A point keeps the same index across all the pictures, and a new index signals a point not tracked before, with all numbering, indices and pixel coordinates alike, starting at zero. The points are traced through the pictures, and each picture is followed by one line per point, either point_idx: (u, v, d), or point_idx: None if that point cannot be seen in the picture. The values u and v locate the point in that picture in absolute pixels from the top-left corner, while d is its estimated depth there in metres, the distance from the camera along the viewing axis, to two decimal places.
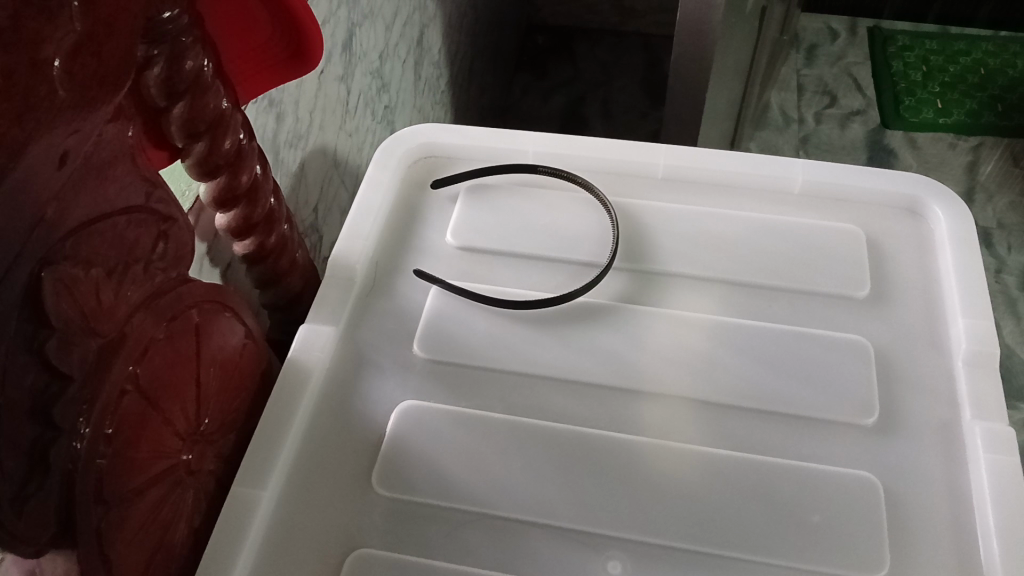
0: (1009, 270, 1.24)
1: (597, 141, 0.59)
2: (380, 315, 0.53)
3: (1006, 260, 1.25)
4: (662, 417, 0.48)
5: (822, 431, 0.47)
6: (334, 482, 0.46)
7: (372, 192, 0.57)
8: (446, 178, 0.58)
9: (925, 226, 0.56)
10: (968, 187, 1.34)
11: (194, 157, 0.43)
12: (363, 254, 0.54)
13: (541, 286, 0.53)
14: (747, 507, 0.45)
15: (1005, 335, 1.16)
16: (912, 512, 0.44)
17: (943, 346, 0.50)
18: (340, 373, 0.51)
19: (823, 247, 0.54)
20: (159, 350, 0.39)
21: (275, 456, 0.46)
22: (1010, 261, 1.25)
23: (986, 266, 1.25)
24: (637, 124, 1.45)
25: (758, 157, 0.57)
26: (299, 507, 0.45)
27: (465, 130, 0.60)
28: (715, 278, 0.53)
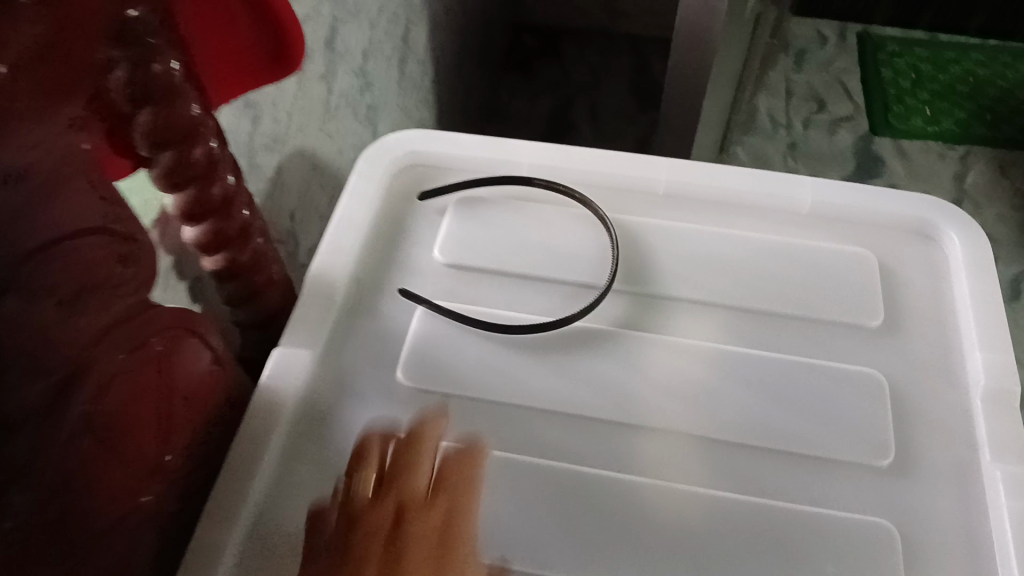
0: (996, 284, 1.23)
1: (595, 154, 0.55)
2: (362, 338, 0.49)
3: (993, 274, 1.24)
4: (664, 455, 0.45)
5: (833, 473, 0.44)
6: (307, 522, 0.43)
7: (353, 203, 0.53)
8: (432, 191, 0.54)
9: (938, 250, 0.53)
10: (956, 198, 1.33)
11: (162, 167, 0.39)
12: (344, 272, 0.50)
13: (535, 309, 0.50)
14: (756, 555, 0.42)
15: None
16: (931, 562, 0.42)
17: (959, 380, 0.47)
18: (317, 401, 0.47)
19: (833, 272, 0.51)
20: (120, 385, 0.35)
21: (243, 494, 0.43)
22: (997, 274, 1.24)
23: None
24: (624, 127, 1.42)
25: (764, 175, 0.54)
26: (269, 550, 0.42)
27: (453, 138, 0.56)
28: (719, 304, 0.50)
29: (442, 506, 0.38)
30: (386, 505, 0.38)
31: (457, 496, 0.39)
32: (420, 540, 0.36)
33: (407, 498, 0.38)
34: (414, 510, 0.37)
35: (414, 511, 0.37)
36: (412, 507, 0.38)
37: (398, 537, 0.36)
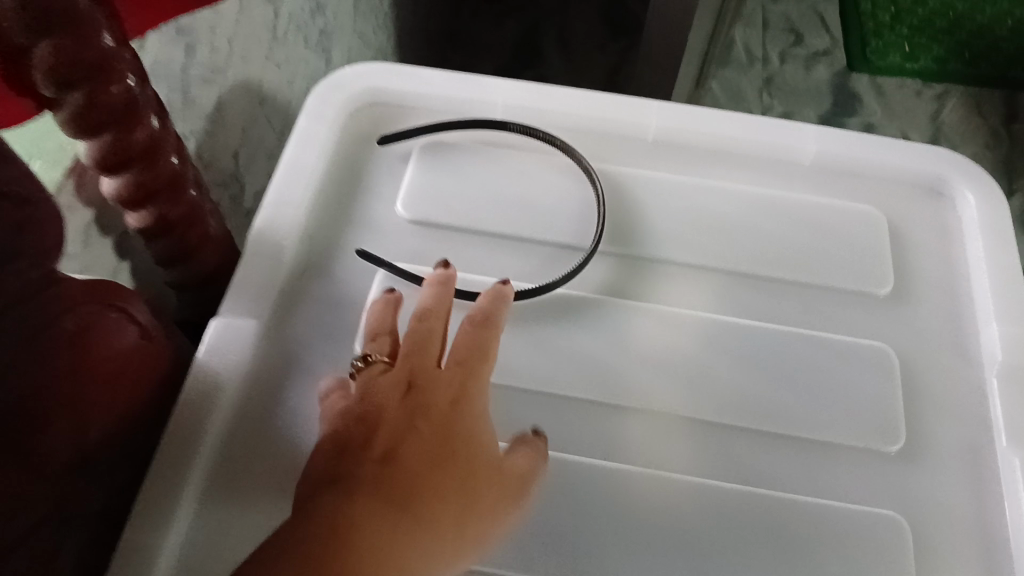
0: None
1: (578, 95, 0.49)
2: (314, 305, 0.43)
3: None
4: (654, 439, 0.41)
5: (838, 458, 0.40)
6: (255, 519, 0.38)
7: (304, 149, 0.46)
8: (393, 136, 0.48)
9: (950, 210, 0.48)
10: None
11: (68, 109, 0.33)
12: (293, 228, 0.44)
13: (511, 273, 0.44)
14: (754, 552, 0.38)
15: None
16: (942, 558, 0.38)
17: (973, 355, 0.43)
18: (264, 378, 0.41)
19: (839, 233, 0.46)
20: (10, 372, 0.30)
21: (179, 488, 0.37)
22: None
23: None
24: None
25: (765, 122, 0.49)
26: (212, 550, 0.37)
27: (418, 74, 0.50)
28: (715, 268, 0.45)
29: (454, 388, 0.37)
30: (397, 386, 0.36)
31: (471, 374, 0.37)
32: (428, 430, 0.35)
33: (417, 378, 0.37)
34: (424, 395, 0.36)
35: (424, 396, 0.36)
36: (423, 390, 0.36)
37: (405, 427, 0.35)
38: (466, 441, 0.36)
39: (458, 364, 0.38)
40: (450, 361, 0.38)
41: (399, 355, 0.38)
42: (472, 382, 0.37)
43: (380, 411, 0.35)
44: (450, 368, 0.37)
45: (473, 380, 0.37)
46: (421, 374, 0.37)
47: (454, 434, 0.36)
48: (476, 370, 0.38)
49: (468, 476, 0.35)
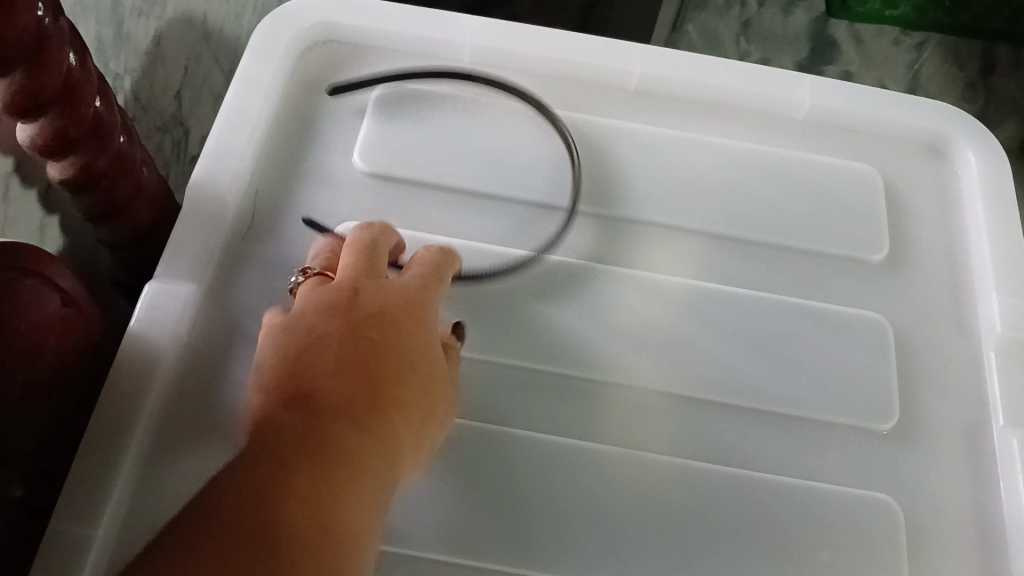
0: None
1: (555, 37, 0.45)
2: (261, 269, 0.39)
3: None
4: (633, 418, 0.38)
5: (829, 438, 0.38)
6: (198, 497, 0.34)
7: (250, 91, 0.42)
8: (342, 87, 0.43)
9: (949, 171, 0.45)
10: None
11: None
12: (236, 182, 0.40)
13: (479, 235, 0.41)
14: (738, 539, 0.36)
15: None
16: (935, 546, 0.36)
17: (971, 328, 0.41)
18: (205, 349, 0.37)
19: (832, 193, 0.43)
20: None
21: (110, 468, 0.34)
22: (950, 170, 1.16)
23: None
24: None
25: (756, 71, 0.45)
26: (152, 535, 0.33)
27: (379, 9, 0.45)
28: (699, 232, 0.42)
29: (406, 299, 0.35)
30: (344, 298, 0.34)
31: (427, 290, 0.36)
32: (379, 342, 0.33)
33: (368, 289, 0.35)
34: (374, 306, 0.34)
35: (376, 309, 0.34)
36: (371, 299, 0.34)
37: (352, 343, 0.33)
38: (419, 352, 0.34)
39: (412, 279, 0.36)
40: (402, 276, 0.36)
41: (342, 271, 0.36)
42: (426, 298, 0.36)
43: (326, 323, 0.33)
44: (402, 281, 0.36)
45: (428, 295, 0.36)
46: (371, 287, 0.35)
47: (406, 345, 0.34)
48: (431, 288, 0.36)
49: (423, 378, 0.34)
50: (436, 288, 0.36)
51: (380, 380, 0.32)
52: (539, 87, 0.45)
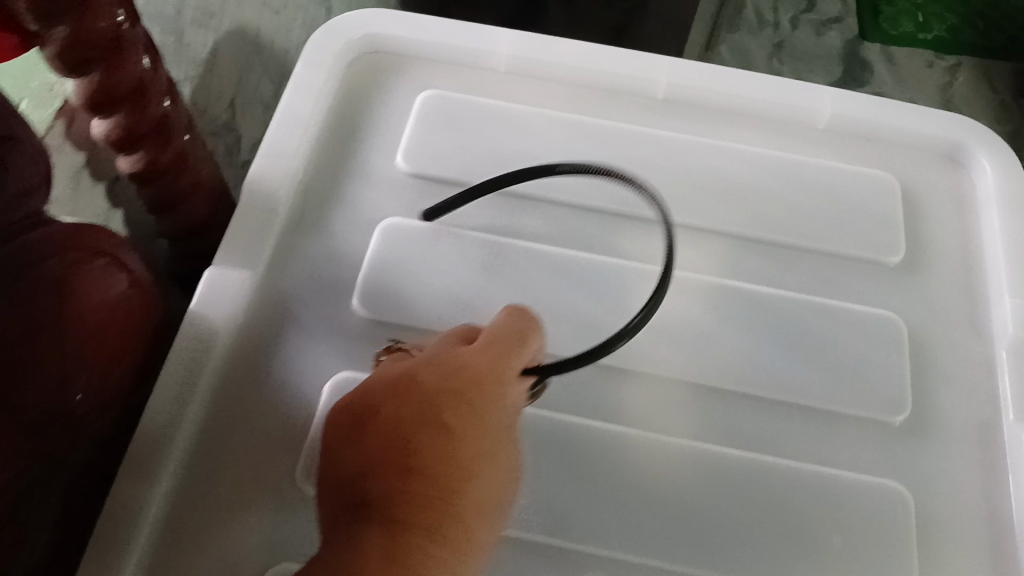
0: None
1: (587, 48, 0.47)
2: (309, 259, 0.42)
3: None
4: (654, 405, 0.40)
5: (843, 429, 0.40)
6: (242, 504, 0.36)
7: (302, 94, 0.45)
8: (439, 207, 0.42)
9: (966, 179, 0.47)
10: None
11: (54, 42, 0.31)
12: (288, 178, 0.43)
13: (511, 232, 0.43)
14: (752, 521, 0.37)
15: None
16: (942, 535, 0.38)
17: (984, 328, 0.42)
18: (256, 332, 0.40)
19: (850, 198, 0.45)
20: None
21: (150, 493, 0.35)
22: None
23: None
24: None
25: (779, 82, 0.47)
26: (201, 525, 0.36)
27: (422, 21, 0.48)
28: (720, 233, 0.44)
29: (481, 372, 0.33)
30: (416, 375, 0.33)
31: (505, 362, 0.34)
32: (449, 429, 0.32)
33: (446, 366, 0.33)
34: (448, 385, 0.33)
35: (450, 389, 0.33)
36: (445, 372, 0.33)
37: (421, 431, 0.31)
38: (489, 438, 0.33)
39: (491, 346, 0.34)
40: (477, 343, 0.35)
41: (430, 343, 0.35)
42: (504, 373, 0.34)
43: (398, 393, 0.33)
44: (477, 351, 0.34)
45: (506, 371, 0.34)
46: (446, 362, 0.34)
47: (476, 430, 0.32)
48: (507, 358, 0.34)
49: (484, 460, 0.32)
50: (515, 361, 0.34)
51: (447, 473, 0.31)
52: (570, 95, 0.47)
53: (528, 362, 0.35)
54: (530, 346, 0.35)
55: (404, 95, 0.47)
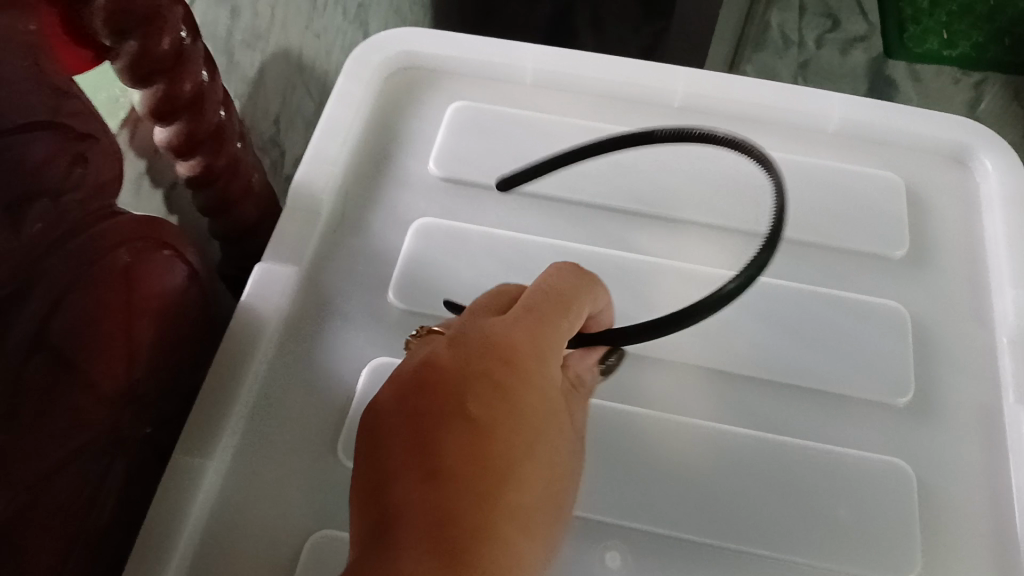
0: None
1: (607, 61, 0.51)
2: (349, 256, 0.45)
3: None
4: (670, 388, 0.42)
5: (852, 411, 0.42)
6: (289, 476, 0.40)
7: (343, 106, 0.49)
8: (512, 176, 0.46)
9: (971, 179, 0.49)
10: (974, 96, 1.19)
11: (125, 57, 0.35)
12: (331, 182, 0.46)
13: (536, 229, 0.46)
14: (764, 495, 0.39)
15: None
16: (948, 510, 0.40)
17: (987, 318, 0.44)
18: (301, 322, 0.44)
19: (859, 197, 0.47)
20: (76, 300, 0.32)
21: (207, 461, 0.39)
22: None
23: None
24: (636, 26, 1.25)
25: (789, 90, 0.50)
26: (252, 494, 0.39)
27: (453, 40, 0.52)
28: (732, 230, 0.46)
29: (517, 339, 0.35)
30: (457, 344, 0.34)
31: (537, 332, 0.35)
32: (479, 406, 0.33)
33: (472, 343, 0.34)
34: (477, 360, 0.34)
35: (478, 362, 0.34)
36: (484, 340, 0.34)
37: (448, 408, 0.32)
38: (527, 408, 0.34)
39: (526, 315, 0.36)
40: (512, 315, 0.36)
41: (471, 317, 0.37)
42: (536, 341, 0.35)
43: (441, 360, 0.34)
44: (512, 322, 0.36)
45: (538, 339, 0.35)
46: (476, 336, 0.35)
47: (518, 392, 0.33)
48: (543, 328, 0.36)
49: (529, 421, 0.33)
50: (547, 329, 0.36)
51: (494, 431, 0.32)
52: (592, 104, 0.51)
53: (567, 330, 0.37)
54: (567, 319, 0.37)
55: (436, 106, 0.51)
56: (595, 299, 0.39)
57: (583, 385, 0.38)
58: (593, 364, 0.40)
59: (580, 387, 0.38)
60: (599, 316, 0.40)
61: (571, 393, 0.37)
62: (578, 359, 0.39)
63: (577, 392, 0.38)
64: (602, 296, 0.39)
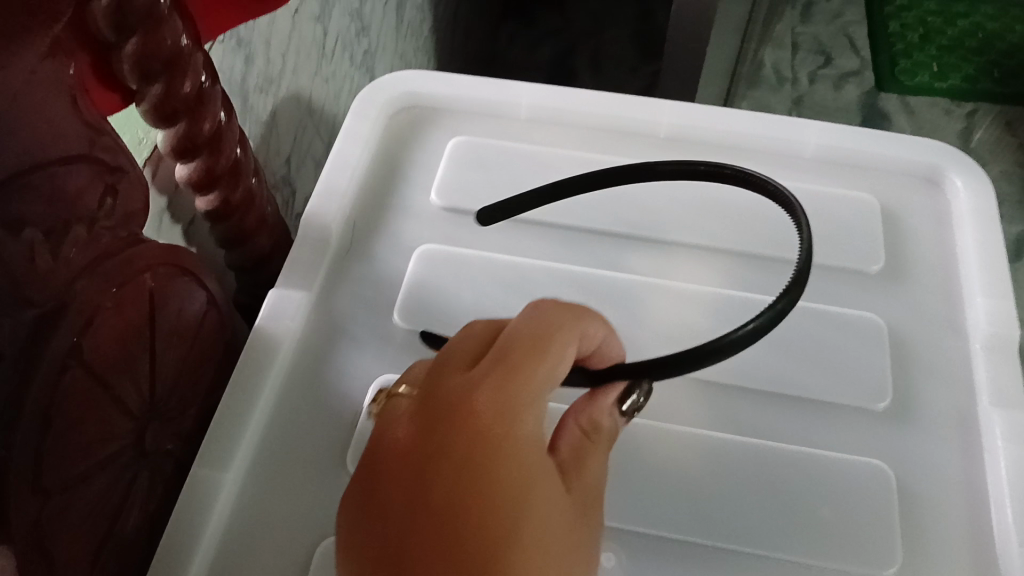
0: None
1: (596, 96, 0.54)
2: (357, 282, 0.48)
3: None
4: (661, 398, 0.44)
5: (834, 417, 0.44)
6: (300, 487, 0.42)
7: (351, 144, 0.52)
8: (489, 211, 0.48)
9: (943, 198, 0.52)
10: (965, 126, 1.22)
11: (150, 100, 0.39)
12: (339, 213, 0.50)
13: (532, 253, 0.49)
14: (751, 497, 0.41)
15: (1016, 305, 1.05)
16: (926, 508, 0.42)
17: (962, 327, 0.47)
18: (312, 344, 0.46)
19: (837, 217, 0.50)
20: (107, 319, 0.35)
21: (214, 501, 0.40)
22: None
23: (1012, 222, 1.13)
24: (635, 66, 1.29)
25: (769, 119, 0.53)
26: (265, 504, 0.41)
27: (453, 80, 0.55)
28: (716, 250, 0.49)
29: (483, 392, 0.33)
30: (430, 403, 0.33)
31: (503, 383, 0.33)
32: (451, 477, 0.31)
33: (435, 408, 0.33)
34: (440, 427, 0.32)
35: (442, 434, 0.32)
36: (451, 397, 0.33)
37: (421, 484, 0.32)
38: (506, 471, 0.31)
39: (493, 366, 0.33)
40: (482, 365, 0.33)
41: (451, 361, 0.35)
42: (503, 396, 0.32)
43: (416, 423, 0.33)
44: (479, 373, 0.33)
45: (505, 392, 0.32)
46: (443, 394, 0.33)
47: (496, 445, 0.32)
48: (512, 375, 0.33)
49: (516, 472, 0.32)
50: (516, 379, 0.33)
51: (477, 489, 0.31)
52: (584, 137, 0.54)
53: (545, 371, 0.33)
54: (542, 359, 0.33)
55: (438, 142, 0.54)
56: (580, 331, 0.35)
57: (600, 431, 0.36)
58: (611, 405, 0.37)
59: (597, 435, 0.36)
60: (604, 345, 0.36)
61: (584, 444, 0.35)
62: (593, 402, 0.37)
63: (592, 440, 0.36)
64: (590, 324, 0.35)
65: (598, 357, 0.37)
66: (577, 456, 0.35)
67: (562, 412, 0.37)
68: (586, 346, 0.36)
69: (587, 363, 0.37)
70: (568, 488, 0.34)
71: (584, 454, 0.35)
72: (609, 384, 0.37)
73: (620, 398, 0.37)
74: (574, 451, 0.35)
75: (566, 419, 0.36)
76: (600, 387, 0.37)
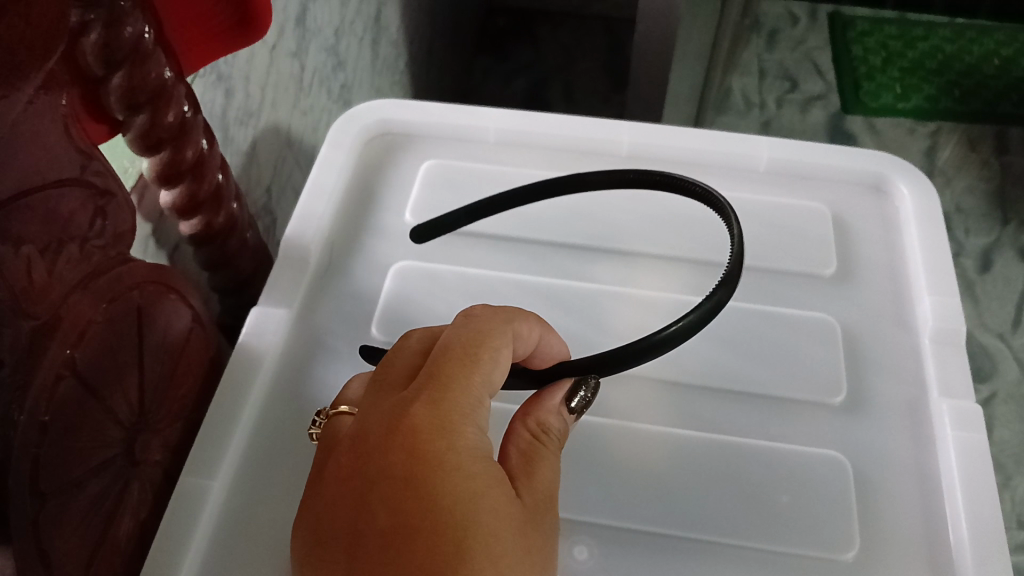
0: (1002, 244, 1.15)
1: (560, 119, 0.57)
2: (336, 298, 0.51)
3: (999, 237, 1.16)
4: (628, 399, 0.47)
5: (792, 411, 0.46)
6: (284, 493, 0.44)
7: (327, 170, 0.55)
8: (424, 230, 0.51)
9: (890, 204, 0.55)
10: (929, 145, 1.26)
11: (136, 129, 0.41)
12: (318, 234, 0.52)
13: (503, 267, 0.52)
14: (716, 489, 0.44)
15: (985, 315, 1.08)
16: (881, 496, 0.44)
17: (911, 324, 0.49)
18: (294, 358, 0.48)
19: (790, 226, 0.53)
20: (99, 333, 0.37)
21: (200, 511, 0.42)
22: (1003, 237, 1.15)
23: (979, 238, 1.16)
24: (606, 95, 1.33)
25: (723, 136, 0.56)
26: (251, 511, 0.43)
27: (423, 108, 0.58)
28: (677, 259, 0.52)
29: (417, 402, 0.35)
30: (374, 422, 0.36)
31: (436, 392, 0.35)
32: (396, 494, 0.33)
33: (376, 429, 0.35)
34: (382, 448, 0.35)
35: (389, 449, 0.34)
36: (390, 412, 0.35)
37: (368, 501, 0.34)
38: (447, 476, 0.33)
39: (425, 379, 0.36)
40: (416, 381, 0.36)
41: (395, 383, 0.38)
42: (439, 407, 0.35)
43: (366, 442, 0.36)
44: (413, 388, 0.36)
45: (440, 400, 0.35)
46: (384, 411, 0.36)
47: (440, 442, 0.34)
48: (443, 383, 0.35)
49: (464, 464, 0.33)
50: (451, 389, 0.35)
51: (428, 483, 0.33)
52: (549, 158, 0.57)
53: (480, 373, 0.36)
54: (473, 365, 0.36)
55: (410, 166, 0.57)
56: (512, 332, 0.38)
57: (551, 431, 0.37)
58: (559, 404, 0.39)
59: (547, 436, 0.37)
60: (543, 341, 0.40)
61: (535, 446, 0.37)
62: (541, 405, 0.38)
63: (543, 440, 0.37)
64: (521, 325, 0.38)
65: (539, 357, 0.41)
66: (527, 459, 0.36)
67: (510, 421, 0.38)
68: (523, 344, 0.39)
69: (531, 364, 0.42)
70: (518, 491, 0.35)
71: (534, 456, 0.36)
72: (554, 387, 0.40)
73: (566, 397, 0.39)
74: (526, 454, 0.36)
75: (516, 425, 0.37)
76: (545, 388, 0.40)
